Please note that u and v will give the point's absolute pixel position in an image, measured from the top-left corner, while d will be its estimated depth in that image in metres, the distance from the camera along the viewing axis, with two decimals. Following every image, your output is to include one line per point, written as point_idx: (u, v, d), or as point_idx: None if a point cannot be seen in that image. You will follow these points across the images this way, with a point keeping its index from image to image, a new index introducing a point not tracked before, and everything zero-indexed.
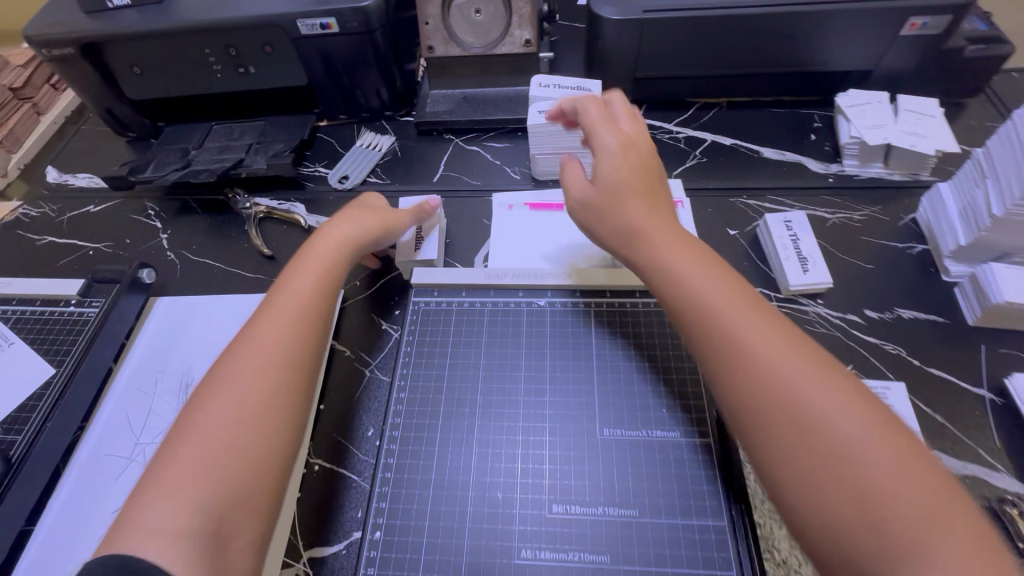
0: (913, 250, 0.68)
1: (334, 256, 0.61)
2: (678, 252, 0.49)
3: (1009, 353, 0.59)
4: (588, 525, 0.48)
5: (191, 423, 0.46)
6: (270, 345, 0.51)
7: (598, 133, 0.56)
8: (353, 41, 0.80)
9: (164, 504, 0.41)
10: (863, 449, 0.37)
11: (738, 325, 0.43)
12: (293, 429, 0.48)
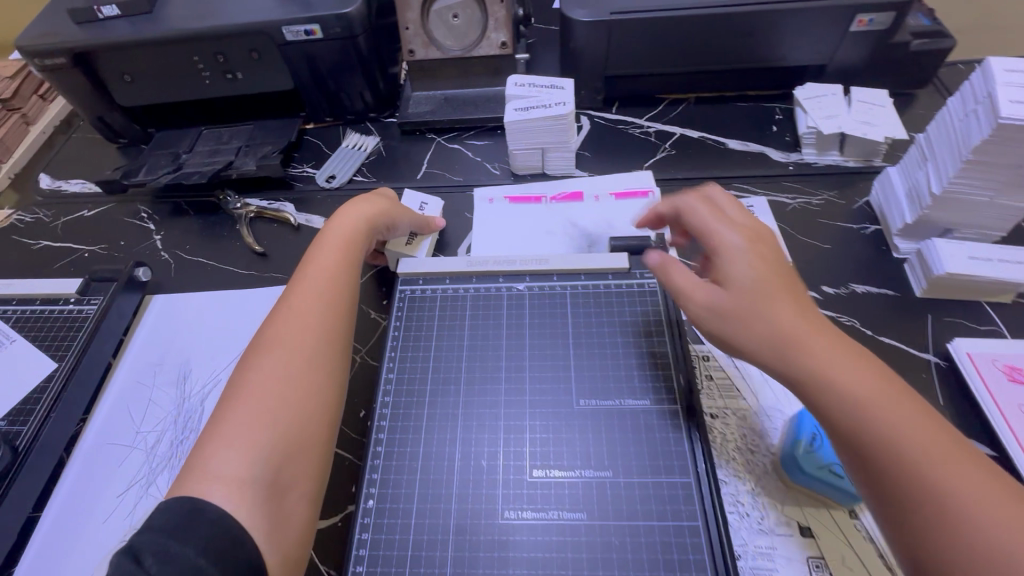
0: (866, 230, 0.73)
1: (350, 239, 0.65)
2: (845, 367, 0.43)
3: (952, 321, 0.64)
4: (567, 487, 0.52)
5: (246, 387, 0.52)
6: (307, 317, 0.58)
7: (725, 233, 0.51)
8: (336, 46, 0.83)
9: (228, 453, 0.47)
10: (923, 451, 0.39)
11: (933, 469, 0.38)
12: (333, 387, 0.55)
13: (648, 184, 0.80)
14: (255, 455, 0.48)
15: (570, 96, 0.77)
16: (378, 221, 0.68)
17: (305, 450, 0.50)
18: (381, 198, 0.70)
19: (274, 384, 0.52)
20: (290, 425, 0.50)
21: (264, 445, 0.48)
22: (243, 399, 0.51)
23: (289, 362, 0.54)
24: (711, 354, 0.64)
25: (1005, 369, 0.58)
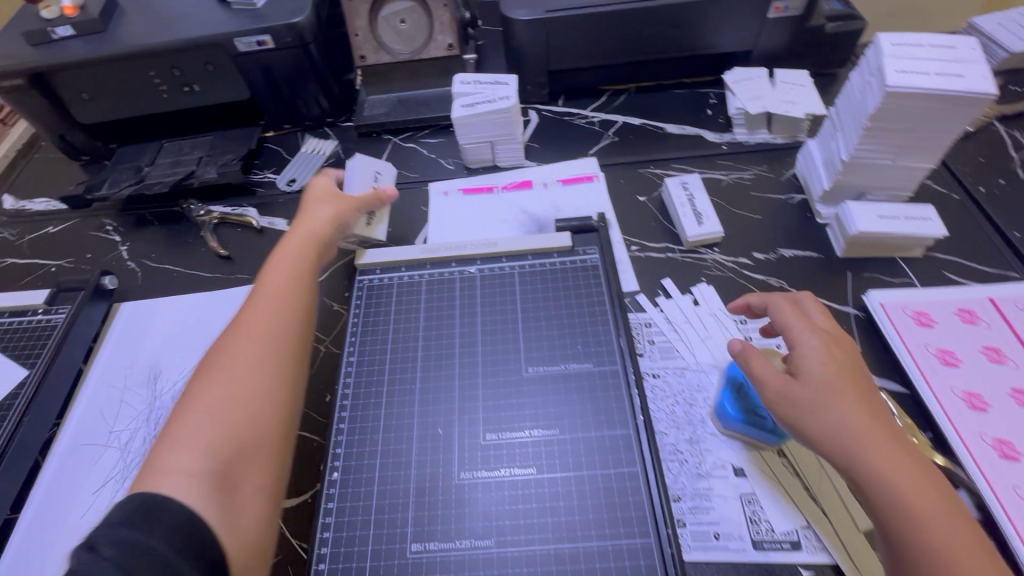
0: (793, 199, 0.79)
1: (301, 249, 0.67)
2: (903, 470, 0.46)
3: (871, 276, 0.69)
4: (517, 445, 0.56)
5: (203, 390, 0.54)
6: (257, 327, 0.59)
7: (819, 341, 0.52)
8: (289, 55, 0.87)
9: (183, 450, 0.50)
10: (932, 529, 0.44)
11: (958, 569, 0.42)
12: (285, 388, 0.57)
13: (592, 169, 0.85)
14: (205, 449, 0.51)
15: (513, 90, 0.81)
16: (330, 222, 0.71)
17: (256, 447, 0.53)
18: (332, 195, 0.73)
19: (222, 389, 0.54)
20: (238, 426, 0.53)
21: (213, 444, 0.51)
22: (196, 402, 0.54)
23: (238, 369, 0.56)
24: (652, 320, 0.68)
25: (914, 315, 0.63)
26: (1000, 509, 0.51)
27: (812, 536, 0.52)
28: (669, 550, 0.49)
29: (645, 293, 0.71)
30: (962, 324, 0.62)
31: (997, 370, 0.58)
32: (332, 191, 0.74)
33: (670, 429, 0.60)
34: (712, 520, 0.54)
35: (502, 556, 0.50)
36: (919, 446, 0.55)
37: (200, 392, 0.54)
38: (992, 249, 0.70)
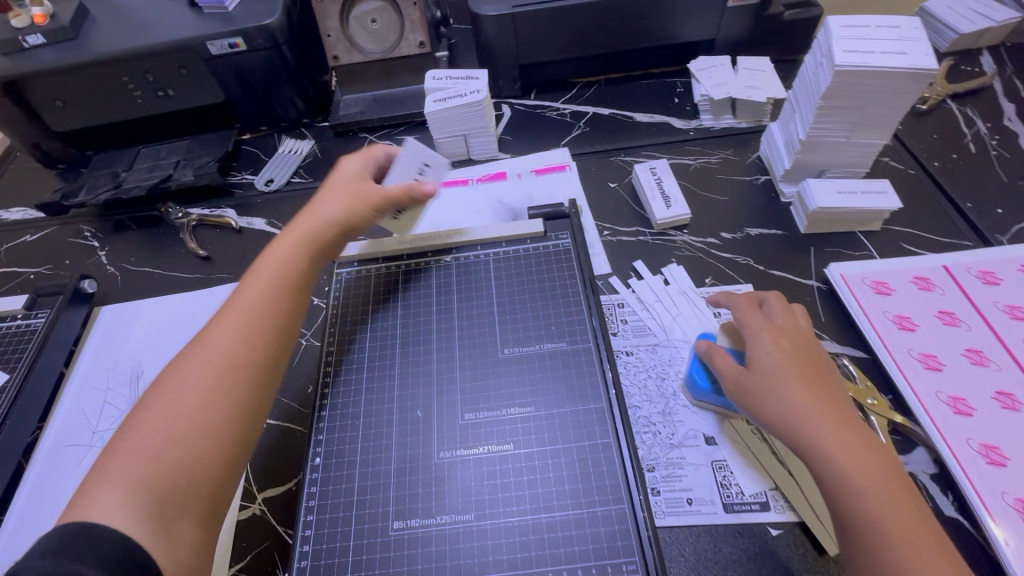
0: (758, 181, 0.82)
1: (289, 258, 0.60)
2: (853, 454, 0.47)
3: (833, 250, 0.72)
4: (494, 424, 0.57)
5: (160, 404, 0.49)
6: (213, 350, 0.53)
7: (773, 335, 0.54)
8: (261, 57, 0.88)
9: (125, 470, 0.45)
10: (879, 511, 0.45)
11: (899, 549, 0.44)
12: (234, 424, 0.51)
13: (564, 159, 0.87)
14: (138, 480, 0.45)
15: (483, 84, 0.83)
16: (329, 226, 0.63)
17: (188, 490, 0.47)
18: (349, 189, 0.65)
19: (165, 417, 0.48)
20: (172, 464, 0.47)
21: (145, 480, 0.45)
22: (135, 427, 0.48)
23: (186, 397, 0.50)
24: (624, 301, 0.70)
25: (873, 284, 0.66)
26: (955, 462, 0.53)
27: (779, 497, 0.54)
28: (640, 513, 0.51)
29: (618, 275, 0.73)
30: (918, 291, 0.65)
31: (951, 333, 0.61)
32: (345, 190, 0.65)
33: (643, 402, 0.62)
34: (685, 486, 0.56)
35: (481, 530, 0.51)
36: (878, 407, 0.57)
37: (145, 415, 0.49)
38: (947, 221, 0.73)
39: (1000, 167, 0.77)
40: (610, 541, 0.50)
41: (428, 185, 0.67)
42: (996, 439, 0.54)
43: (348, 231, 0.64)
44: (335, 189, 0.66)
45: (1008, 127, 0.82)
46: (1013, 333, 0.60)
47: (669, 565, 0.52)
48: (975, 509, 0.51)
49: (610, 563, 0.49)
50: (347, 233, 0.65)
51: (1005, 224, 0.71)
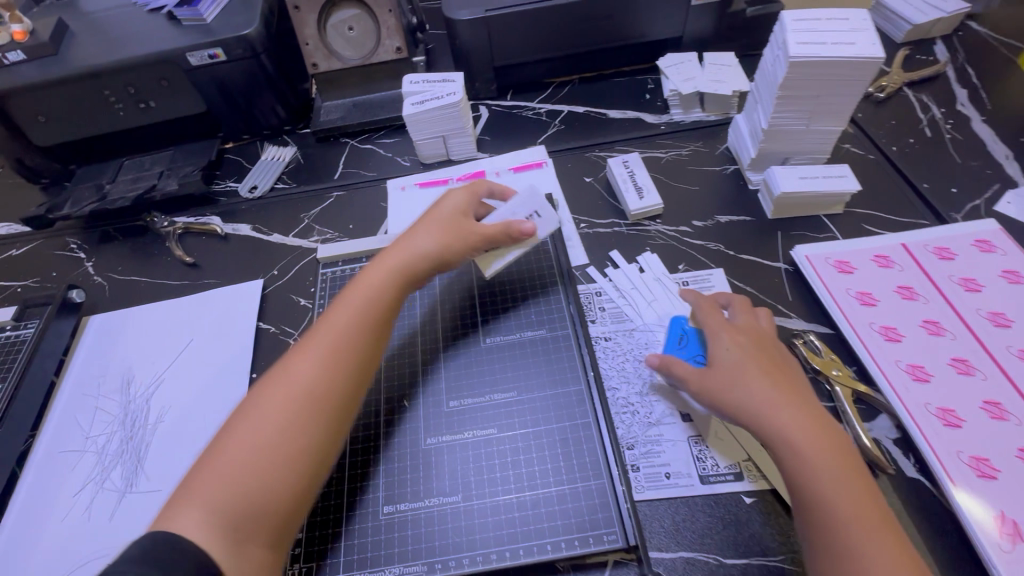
0: (726, 170, 0.85)
1: (374, 292, 0.61)
2: (809, 435, 0.51)
3: (799, 233, 0.75)
4: (478, 410, 0.60)
5: (241, 432, 0.51)
6: (296, 380, 0.54)
7: (728, 333, 0.58)
8: (241, 66, 0.90)
9: (204, 493, 0.48)
10: (834, 489, 0.48)
11: (851, 525, 0.46)
12: (313, 454, 0.52)
13: (540, 156, 0.90)
14: (216, 498, 0.48)
15: (459, 86, 0.86)
16: (416, 257, 0.63)
17: (261, 516, 0.48)
18: (442, 226, 0.65)
19: (245, 442, 0.51)
20: (248, 489, 0.49)
21: (221, 503, 0.47)
22: (220, 451, 0.51)
23: (267, 426, 0.51)
24: (602, 290, 0.73)
25: (836, 264, 0.69)
26: (912, 423, 0.56)
27: (752, 468, 0.57)
28: (619, 486, 0.53)
29: (595, 265, 0.76)
30: (878, 268, 0.68)
31: (909, 306, 0.64)
32: (448, 224, 0.65)
33: (622, 384, 0.64)
34: (663, 461, 0.58)
35: (468, 510, 0.53)
36: (841, 378, 0.60)
37: (229, 437, 0.51)
38: (905, 201, 0.76)
39: (953, 149, 0.81)
40: (591, 514, 0.52)
41: (529, 225, 0.65)
42: (952, 402, 0.57)
43: (436, 265, 0.64)
44: (434, 220, 0.66)
45: (961, 112, 0.86)
46: (966, 303, 0.64)
47: (649, 535, 0.54)
48: (932, 466, 0.54)
49: (592, 534, 0.51)
50: (436, 263, 0.64)
51: (960, 203, 0.75)
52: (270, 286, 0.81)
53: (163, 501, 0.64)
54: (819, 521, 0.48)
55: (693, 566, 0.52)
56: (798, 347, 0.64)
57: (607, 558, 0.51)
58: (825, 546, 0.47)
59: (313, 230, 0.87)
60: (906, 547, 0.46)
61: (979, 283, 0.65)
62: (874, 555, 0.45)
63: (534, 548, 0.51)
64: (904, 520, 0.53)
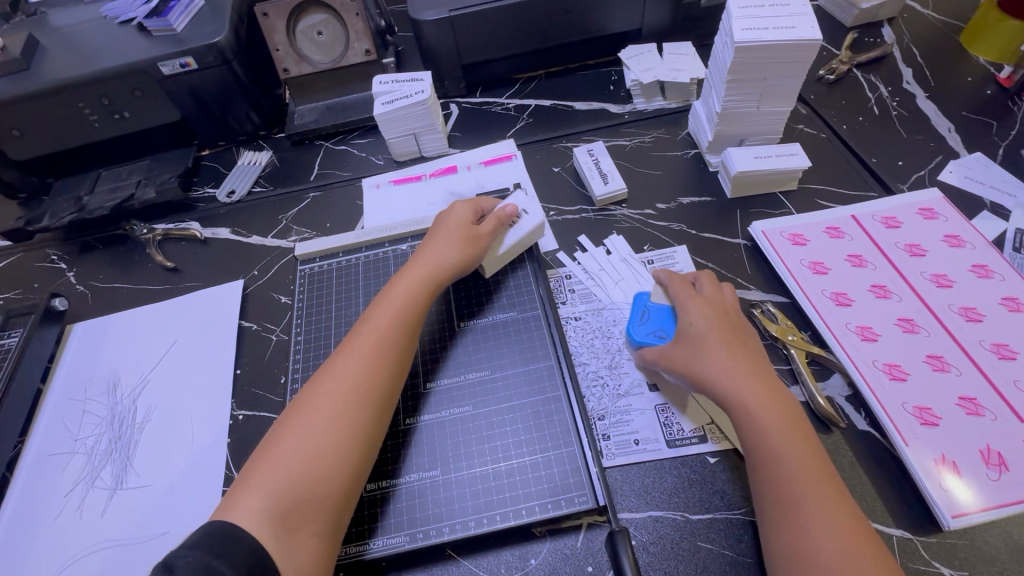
0: (688, 154, 0.88)
1: (408, 296, 0.64)
2: (762, 400, 0.54)
3: (756, 211, 0.79)
4: (454, 389, 0.64)
5: (293, 427, 0.54)
6: (342, 379, 0.57)
7: (693, 304, 0.62)
8: (213, 74, 0.92)
9: (257, 487, 0.50)
10: (784, 449, 0.51)
11: (794, 484, 0.50)
12: (360, 447, 0.54)
13: (509, 148, 0.92)
14: (270, 489, 0.50)
15: (427, 85, 0.88)
16: (442, 261, 0.67)
17: (313, 504, 0.51)
18: (463, 231, 0.69)
19: (298, 437, 0.53)
20: (301, 479, 0.51)
21: (274, 492, 0.50)
22: (276, 445, 0.53)
23: (317, 421, 0.54)
24: (572, 273, 0.76)
25: (790, 237, 0.73)
26: (862, 378, 0.60)
27: (715, 430, 0.60)
28: (588, 453, 0.58)
29: (564, 250, 0.79)
30: (830, 239, 0.72)
31: (859, 273, 0.68)
32: (469, 227, 0.69)
33: (591, 359, 0.67)
34: (632, 429, 0.61)
35: (447, 482, 0.58)
36: (796, 342, 0.64)
37: (284, 432, 0.54)
38: (855, 176, 0.80)
39: (900, 125, 0.85)
40: (563, 479, 0.57)
41: (512, 207, 0.72)
42: (897, 358, 0.61)
43: (462, 270, 0.68)
44: (449, 228, 0.69)
45: (907, 89, 0.90)
46: (911, 267, 0.68)
47: (619, 498, 0.57)
48: (879, 416, 0.58)
49: (564, 498, 0.55)
50: (459, 267, 0.67)
51: (905, 175, 0.79)
52: (251, 286, 0.83)
53: (154, 495, 0.66)
54: (764, 475, 0.51)
55: (661, 523, 0.55)
56: (756, 316, 0.67)
57: (581, 521, 0.56)
58: (770, 499, 0.50)
59: (292, 230, 0.89)
60: (848, 503, 0.49)
61: (923, 248, 0.70)
62: (811, 510, 0.48)
63: (511, 513, 0.55)
64: (855, 470, 0.57)
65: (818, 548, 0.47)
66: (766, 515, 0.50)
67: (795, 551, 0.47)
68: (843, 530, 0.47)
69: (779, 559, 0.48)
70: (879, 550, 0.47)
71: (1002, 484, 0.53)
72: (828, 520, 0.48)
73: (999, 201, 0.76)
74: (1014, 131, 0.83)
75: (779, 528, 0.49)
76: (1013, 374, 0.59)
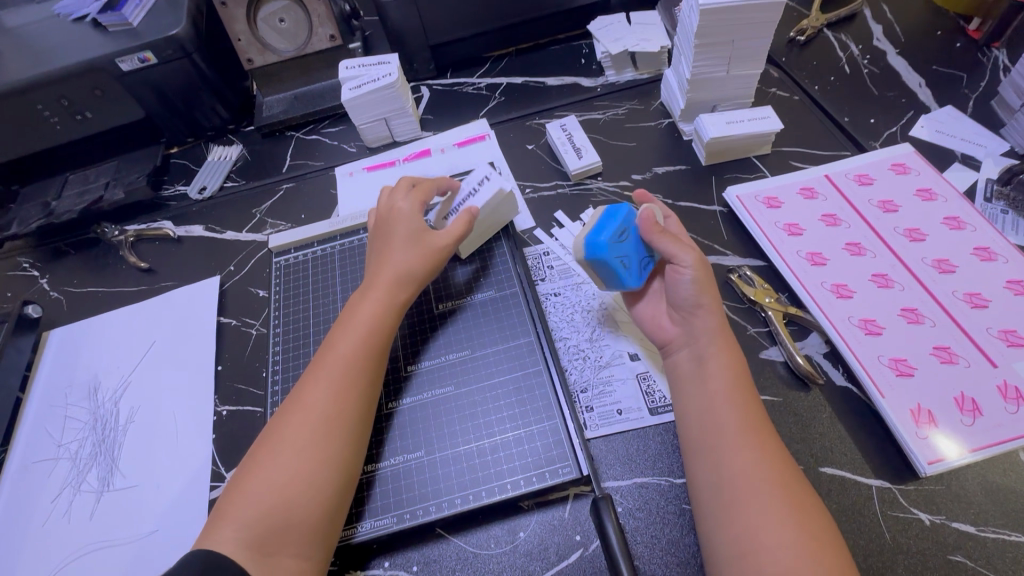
0: (662, 124, 0.87)
1: (378, 319, 0.61)
2: (722, 358, 0.55)
3: (732, 176, 0.78)
4: (435, 369, 0.64)
5: (264, 460, 0.53)
6: (309, 408, 0.55)
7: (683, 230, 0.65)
8: (173, 67, 0.89)
9: (238, 513, 0.50)
10: (742, 406, 0.52)
11: (747, 438, 0.50)
12: (337, 472, 0.53)
13: (483, 129, 0.91)
14: (247, 519, 0.49)
15: (394, 67, 0.87)
16: (406, 275, 0.64)
17: (292, 529, 0.50)
18: (423, 242, 0.65)
19: (269, 471, 0.52)
20: (275, 507, 0.50)
21: (249, 520, 0.49)
22: (248, 480, 0.52)
23: (287, 450, 0.53)
24: (550, 249, 0.75)
25: (765, 200, 0.73)
26: (837, 334, 0.61)
27: None
28: (571, 424, 0.59)
29: (541, 227, 0.78)
30: (805, 200, 0.72)
31: (833, 232, 0.69)
32: (429, 234, 0.65)
33: (571, 333, 0.67)
34: (614, 400, 0.62)
35: (431, 462, 0.58)
36: (772, 303, 0.64)
37: (254, 468, 0.52)
38: (829, 136, 0.80)
39: (871, 83, 0.85)
40: (547, 452, 0.57)
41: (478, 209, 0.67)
42: (872, 313, 0.62)
43: (422, 281, 0.65)
44: (404, 236, 0.65)
45: (877, 47, 0.89)
46: (885, 223, 0.68)
47: (604, 468, 0.58)
48: (855, 370, 0.59)
49: (548, 470, 0.56)
50: (424, 282, 0.65)
51: (877, 132, 0.79)
52: (228, 282, 0.82)
53: (141, 494, 0.65)
54: (723, 425, 0.51)
55: (646, 489, 0.56)
56: (734, 280, 0.67)
57: (568, 492, 0.57)
58: (695, 418, 0.53)
59: (266, 224, 0.88)
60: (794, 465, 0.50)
61: (896, 204, 0.70)
62: (768, 463, 0.49)
63: (495, 488, 0.56)
64: (835, 425, 0.57)
65: (734, 466, 0.49)
66: (722, 461, 0.50)
67: (712, 468, 0.50)
68: (758, 449, 0.50)
69: (699, 481, 0.51)
70: (791, 467, 0.50)
71: (976, 428, 0.54)
72: (769, 462, 0.49)
73: (970, 153, 0.76)
74: (984, 82, 0.83)
75: (700, 450, 0.52)
76: (986, 322, 0.60)
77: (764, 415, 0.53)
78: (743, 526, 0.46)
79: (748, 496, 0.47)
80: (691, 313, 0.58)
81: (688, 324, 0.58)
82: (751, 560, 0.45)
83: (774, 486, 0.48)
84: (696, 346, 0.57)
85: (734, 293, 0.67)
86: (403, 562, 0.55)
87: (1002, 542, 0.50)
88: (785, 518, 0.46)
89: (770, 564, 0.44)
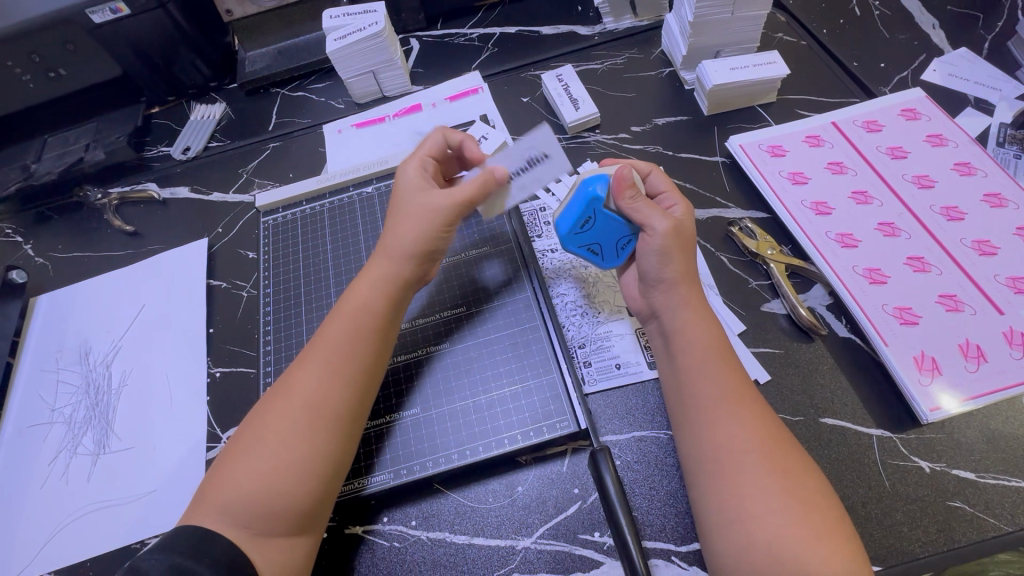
0: (663, 73, 0.83)
1: (369, 304, 0.57)
2: (703, 324, 0.54)
3: (735, 126, 0.75)
4: (430, 328, 0.63)
5: (248, 444, 0.50)
6: (294, 395, 0.52)
7: (678, 193, 0.60)
8: (148, 19, 0.84)
9: (226, 492, 0.48)
10: (724, 372, 0.51)
11: (733, 408, 0.49)
12: (322, 461, 0.50)
13: (476, 82, 0.87)
14: (232, 502, 0.48)
15: (381, 15, 0.82)
16: (401, 251, 0.58)
17: (277, 514, 0.48)
18: (417, 209, 0.58)
19: (251, 457, 0.50)
20: (258, 491, 0.48)
21: (233, 503, 0.48)
22: (232, 461, 0.50)
23: (270, 438, 0.50)
24: (546, 205, 0.73)
25: (769, 149, 0.70)
26: (841, 285, 0.59)
27: None
28: (568, 379, 0.58)
29: None
30: (809, 148, 0.70)
31: (839, 180, 0.66)
32: (427, 198, 0.58)
33: (569, 290, 0.66)
34: (613, 354, 0.61)
35: (426, 419, 0.58)
36: (774, 254, 0.62)
37: (238, 451, 0.50)
38: (836, 82, 0.77)
39: (882, 26, 0.81)
40: (543, 407, 0.57)
41: (499, 170, 0.58)
42: (877, 263, 0.60)
43: (420, 258, 0.58)
44: (401, 202, 0.60)
45: None
46: (892, 171, 0.66)
47: (602, 423, 0.57)
48: (861, 323, 0.57)
49: (546, 424, 0.56)
50: (421, 260, 0.59)
51: (887, 76, 0.76)
52: (216, 244, 0.80)
53: (139, 457, 0.65)
54: (711, 391, 0.50)
55: (644, 443, 0.56)
56: (734, 234, 0.65)
57: (565, 448, 0.56)
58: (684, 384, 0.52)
59: (253, 184, 0.85)
60: (783, 431, 0.49)
61: (906, 150, 0.67)
62: (749, 432, 0.48)
63: (492, 442, 0.56)
64: (835, 373, 0.57)
65: (718, 436, 0.48)
66: (712, 429, 0.49)
67: (696, 439, 0.49)
68: (742, 416, 0.48)
69: (685, 450, 0.50)
70: (778, 428, 0.49)
71: (978, 376, 0.53)
72: (753, 428, 0.48)
73: (983, 96, 0.73)
74: (1000, 22, 0.79)
75: (685, 419, 0.51)
76: (992, 270, 0.58)
77: (746, 380, 0.51)
78: (731, 493, 0.46)
79: (736, 463, 0.46)
80: (656, 286, 0.56)
81: (651, 296, 0.57)
82: (740, 527, 0.44)
83: (760, 451, 0.47)
84: (664, 319, 0.56)
85: (736, 246, 0.65)
86: (402, 518, 0.55)
87: (1002, 487, 0.50)
88: (773, 484, 0.45)
89: (759, 527, 0.44)
